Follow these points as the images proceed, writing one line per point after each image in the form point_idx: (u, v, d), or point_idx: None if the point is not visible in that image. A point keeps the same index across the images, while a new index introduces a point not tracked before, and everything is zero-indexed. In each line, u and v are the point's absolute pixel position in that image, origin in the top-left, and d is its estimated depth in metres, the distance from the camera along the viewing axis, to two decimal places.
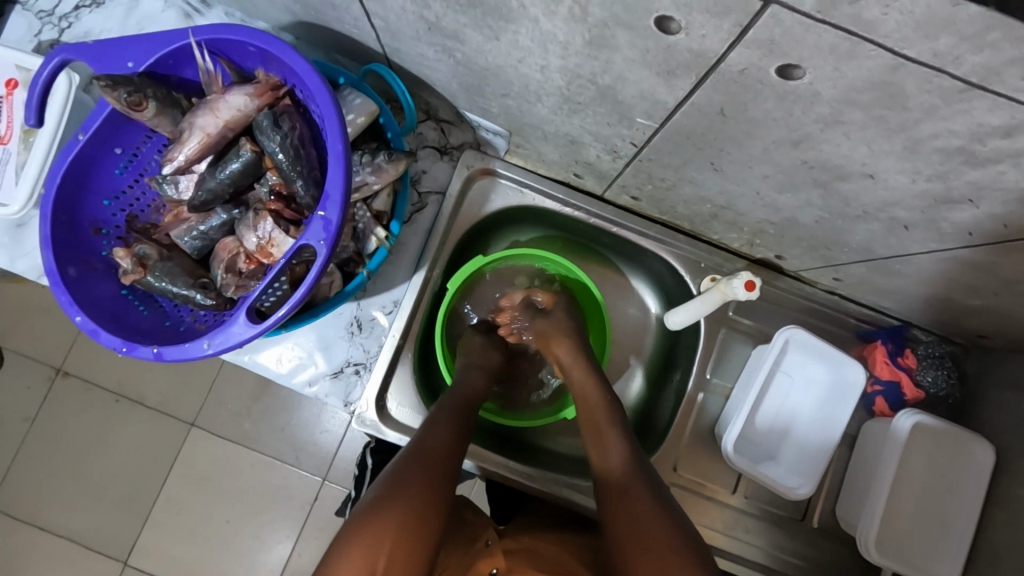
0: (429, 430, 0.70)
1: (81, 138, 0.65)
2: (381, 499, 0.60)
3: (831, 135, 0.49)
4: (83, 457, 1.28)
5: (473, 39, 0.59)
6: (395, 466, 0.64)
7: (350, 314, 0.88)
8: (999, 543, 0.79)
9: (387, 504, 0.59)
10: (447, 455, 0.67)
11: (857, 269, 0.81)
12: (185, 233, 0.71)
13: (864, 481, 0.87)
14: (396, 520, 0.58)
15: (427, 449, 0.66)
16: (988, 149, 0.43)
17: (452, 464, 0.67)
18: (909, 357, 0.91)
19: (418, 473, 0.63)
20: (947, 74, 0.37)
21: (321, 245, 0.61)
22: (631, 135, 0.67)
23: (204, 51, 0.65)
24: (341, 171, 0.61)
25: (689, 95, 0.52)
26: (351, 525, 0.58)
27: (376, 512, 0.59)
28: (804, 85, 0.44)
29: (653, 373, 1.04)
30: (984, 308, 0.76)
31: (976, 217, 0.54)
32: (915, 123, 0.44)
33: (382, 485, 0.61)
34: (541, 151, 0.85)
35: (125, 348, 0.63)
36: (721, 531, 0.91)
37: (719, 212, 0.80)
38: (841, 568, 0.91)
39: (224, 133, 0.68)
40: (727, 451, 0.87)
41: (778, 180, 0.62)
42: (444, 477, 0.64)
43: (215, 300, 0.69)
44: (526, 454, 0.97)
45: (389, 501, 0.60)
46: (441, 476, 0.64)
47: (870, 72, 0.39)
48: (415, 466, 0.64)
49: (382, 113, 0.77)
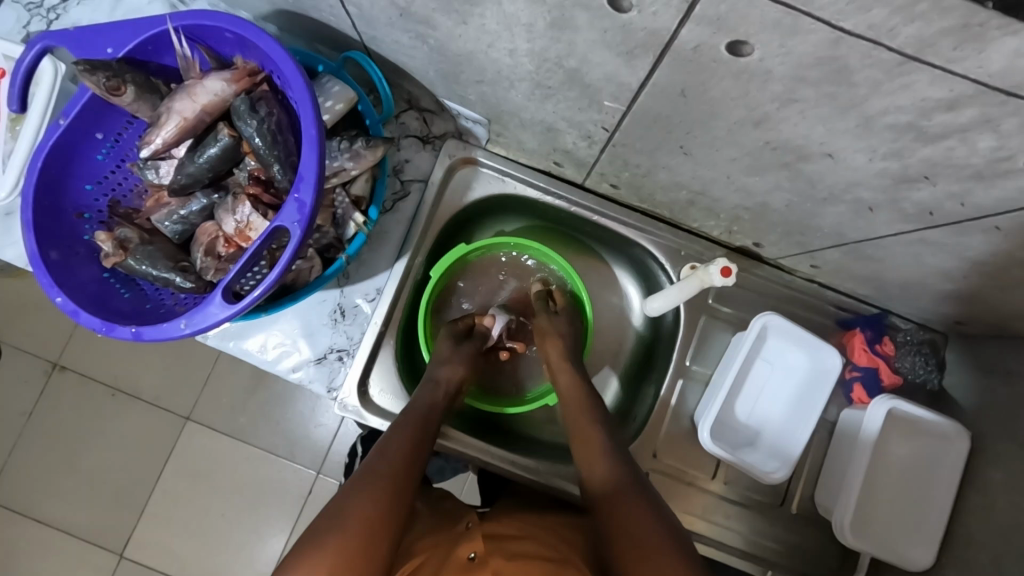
0: (384, 448, 0.68)
1: (62, 123, 0.66)
2: (326, 522, 0.57)
3: (787, 115, 0.50)
4: (79, 450, 1.29)
5: (442, 24, 0.60)
6: (345, 488, 0.62)
7: (333, 301, 0.90)
8: (973, 527, 0.79)
9: (333, 525, 0.57)
10: (402, 471, 0.66)
11: (833, 254, 0.81)
12: (166, 217, 0.73)
13: (842, 466, 0.88)
14: (341, 543, 0.55)
15: (377, 470, 0.64)
16: (935, 123, 0.44)
17: (407, 484, 0.65)
18: (887, 344, 0.92)
19: (368, 491, 0.61)
20: (885, 47, 0.38)
21: (295, 227, 0.63)
22: (602, 120, 0.68)
23: (182, 37, 0.66)
24: (314, 155, 0.62)
25: (651, 75, 0.53)
26: (294, 553, 0.55)
27: (323, 523, 0.57)
28: (755, 62, 0.45)
29: (636, 361, 1.04)
30: (956, 292, 0.77)
31: (936, 196, 0.55)
32: (863, 99, 0.44)
33: (329, 510, 0.59)
34: (520, 139, 0.86)
35: (105, 328, 0.64)
36: (701, 517, 0.92)
37: (695, 199, 0.81)
38: (821, 554, 0.91)
39: (201, 117, 0.69)
40: (706, 439, 0.87)
41: (747, 163, 0.64)
42: (400, 489, 0.63)
43: (194, 284, 0.70)
44: (510, 441, 0.99)
45: (338, 512, 0.58)
46: (392, 498, 0.62)
47: (813, 47, 0.41)
48: (363, 482, 0.62)
49: (360, 100, 0.78)
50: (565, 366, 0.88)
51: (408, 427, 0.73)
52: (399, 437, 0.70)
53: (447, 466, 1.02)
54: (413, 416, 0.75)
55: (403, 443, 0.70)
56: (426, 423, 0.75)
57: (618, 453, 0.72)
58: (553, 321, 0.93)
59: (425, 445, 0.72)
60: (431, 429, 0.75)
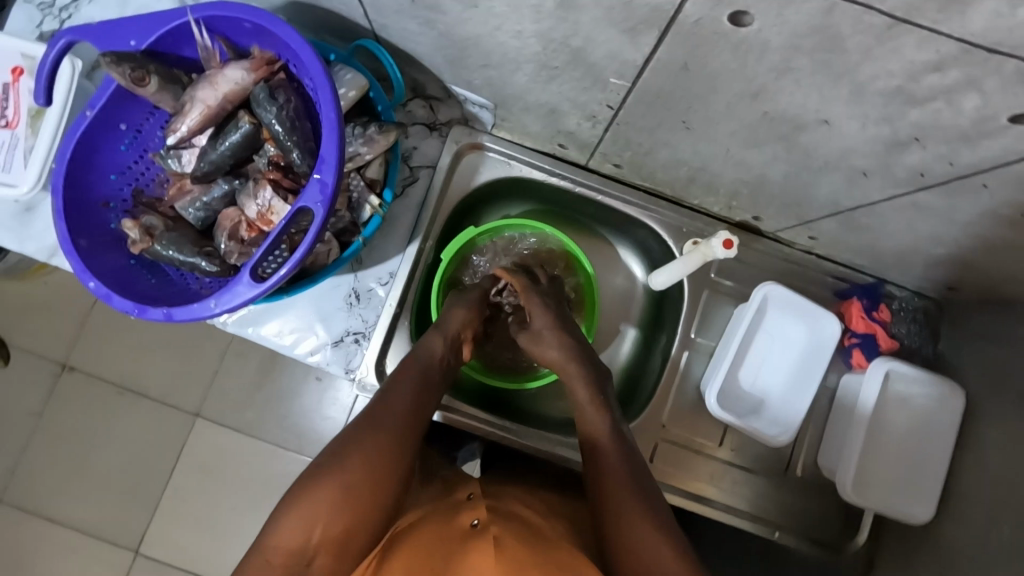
0: (390, 402, 0.74)
1: (88, 115, 0.69)
2: (326, 466, 0.66)
3: (784, 85, 0.54)
4: (91, 449, 1.32)
5: (452, 9, 0.63)
6: (345, 433, 0.70)
7: (348, 286, 0.92)
8: (969, 480, 0.83)
9: (332, 470, 0.65)
10: (400, 431, 0.72)
11: (828, 225, 0.85)
12: (190, 205, 0.75)
13: (842, 428, 0.92)
14: (337, 489, 0.64)
15: (381, 425, 0.71)
16: (922, 86, 0.48)
17: (405, 438, 0.71)
18: (884, 311, 0.96)
19: (368, 444, 0.68)
20: (874, 11, 0.41)
21: (318, 207, 0.66)
22: (606, 99, 0.71)
23: (202, 29, 0.69)
24: (334, 138, 0.65)
25: (654, 51, 0.56)
26: (294, 491, 0.65)
27: (323, 474, 0.65)
28: (753, 33, 0.48)
29: (642, 336, 1.07)
30: (946, 256, 0.80)
31: (926, 158, 0.58)
32: (855, 65, 0.48)
33: (330, 453, 0.68)
34: (525, 123, 0.89)
35: (136, 311, 0.67)
36: (709, 483, 0.95)
37: (696, 175, 0.84)
38: (825, 514, 0.95)
39: (223, 105, 0.71)
40: (713, 405, 0.92)
41: (744, 136, 0.67)
42: (396, 446, 0.70)
43: (219, 267, 0.73)
44: (522, 417, 1.02)
45: (337, 466, 0.66)
46: (390, 455, 0.69)
47: (809, 15, 0.44)
48: (364, 437, 0.69)
49: (372, 87, 0.80)
50: (570, 363, 0.85)
51: (410, 377, 0.78)
52: (401, 389, 0.76)
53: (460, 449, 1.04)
54: (417, 367, 0.79)
55: (406, 395, 0.75)
56: (431, 375, 0.80)
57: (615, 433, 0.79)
58: (535, 329, 0.90)
59: (427, 399, 0.77)
60: (434, 380, 0.80)
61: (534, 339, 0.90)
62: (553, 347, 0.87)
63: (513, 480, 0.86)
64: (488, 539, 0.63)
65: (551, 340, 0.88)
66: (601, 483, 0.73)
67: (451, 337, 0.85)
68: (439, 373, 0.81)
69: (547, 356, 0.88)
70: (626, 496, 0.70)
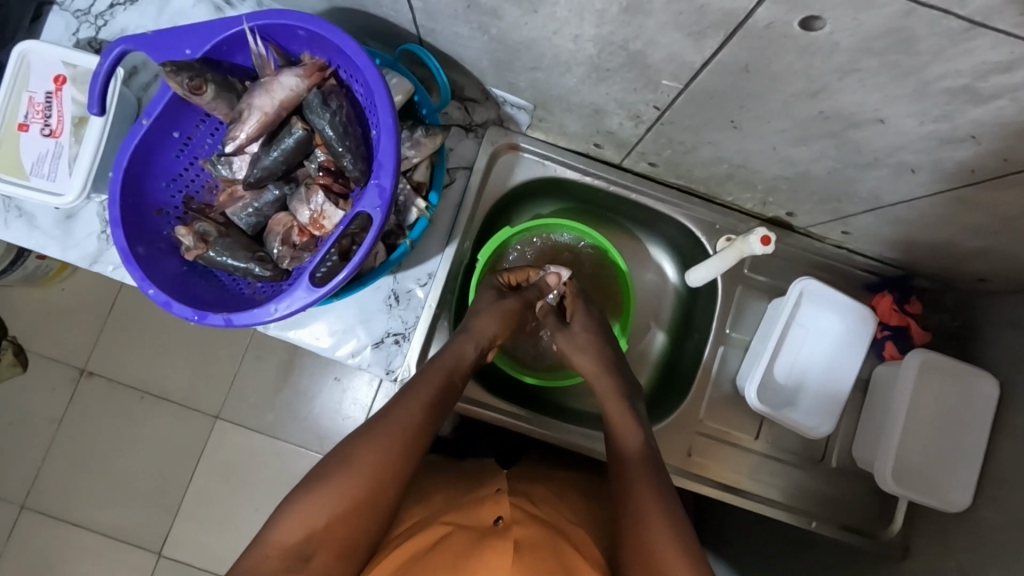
0: (402, 407, 0.74)
1: (145, 123, 0.70)
2: (333, 467, 0.68)
3: (848, 84, 0.55)
4: (115, 453, 1.33)
5: (510, 14, 0.64)
6: (355, 433, 0.72)
7: (387, 288, 0.93)
8: (1004, 467, 0.85)
9: (338, 472, 0.68)
10: (411, 434, 0.72)
11: (865, 219, 0.86)
12: (241, 211, 0.76)
13: (880, 419, 0.93)
14: (342, 490, 0.66)
15: (392, 427, 0.72)
16: (990, 85, 0.49)
17: (416, 443, 0.72)
18: (914, 304, 0.99)
19: (377, 448, 0.69)
20: (954, 15, 0.42)
21: (376, 212, 0.66)
22: (655, 100, 0.72)
23: (256, 37, 0.69)
24: (391, 143, 0.66)
25: (716, 54, 0.57)
26: (300, 489, 0.67)
27: (329, 475, 0.68)
28: (825, 36, 0.49)
29: (674, 332, 1.09)
30: (983, 250, 0.82)
31: (978, 154, 0.60)
32: (924, 65, 0.49)
33: (338, 453, 0.70)
34: (563, 123, 0.90)
35: (197, 317, 0.68)
36: (747, 476, 0.97)
37: (735, 172, 0.85)
38: (859, 504, 0.97)
39: (278, 112, 0.72)
40: (751, 398, 0.93)
41: (794, 134, 0.68)
42: (405, 449, 0.71)
43: (273, 272, 0.74)
44: (559, 413, 1.03)
45: (343, 468, 0.68)
46: (397, 458, 0.70)
47: (886, 18, 0.45)
48: (372, 438, 0.70)
49: (417, 91, 0.81)
50: (602, 374, 0.89)
51: (426, 383, 0.78)
52: (417, 394, 0.76)
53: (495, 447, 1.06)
54: (436, 371, 0.79)
55: (421, 400, 0.75)
56: (447, 379, 0.79)
57: (646, 440, 0.81)
58: (570, 337, 0.93)
59: (442, 405, 0.77)
60: (451, 385, 0.80)
61: (566, 343, 0.92)
62: (584, 351, 0.91)
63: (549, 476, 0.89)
64: (508, 542, 0.65)
65: (583, 349, 0.91)
66: (634, 492, 0.73)
67: (478, 339, 0.86)
68: (457, 378, 0.81)
69: (581, 363, 0.91)
70: (650, 502, 0.71)
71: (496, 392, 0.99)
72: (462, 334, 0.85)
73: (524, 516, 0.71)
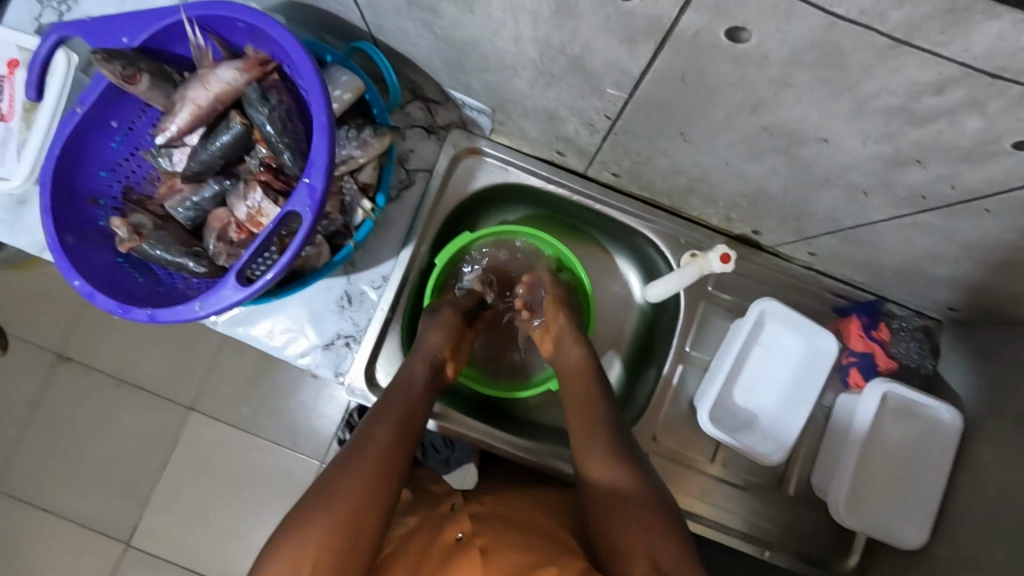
0: (374, 431, 0.71)
1: (79, 111, 0.68)
2: (315, 501, 0.62)
3: (784, 99, 0.52)
4: (85, 440, 1.29)
5: (449, 13, 0.63)
6: (331, 466, 0.67)
7: (340, 288, 0.91)
8: (964, 504, 0.81)
9: (321, 505, 0.62)
10: (388, 454, 0.69)
11: (828, 241, 0.83)
12: (179, 204, 0.75)
13: (835, 448, 0.90)
14: (327, 524, 0.61)
15: (366, 449, 0.68)
16: (924, 106, 0.46)
17: (394, 467, 0.68)
18: (883, 330, 0.93)
19: (357, 474, 0.65)
20: (875, 30, 0.40)
21: (306, 212, 0.65)
22: (604, 108, 0.69)
23: (195, 26, 0.68)
24: (324, 140, 0.64)
25: (652, 62, 0.55)
26: (281, 533, 0.61)
27: (308, 511, 0.62)
28: (752, 47, 0.47)
29: (638, 345, 1.06)
30: (947, 276, 0.78)
31: (927, 179, 0.57)
32: (854, 82, 0.46)
33: (318, 487, 0.64)
34: (523, 128, 0.88)
35: (120, 311, 0.66)
36: (700, 499, 0.94)
37: (695, 185, 0.83)
38: (816, 534, 0.93)
39: (214, 106, 0.70)
40: (704, 421, 0.90)
41: (745, 150, 0.65)
42: (383, 470, 0.67)
43: (207, 268, 0.72)
44: (513, 425, 1.00)
45: (321, 499, 0.63)
46: (377, 480, 0.66)
47: (808, 31, 0.42)
48: (349, 466, 0.66)
49: (368, 90, 0.80)
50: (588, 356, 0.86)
51: (396, 405, 0.75)
52: (388, 416, 0.73)
53: (453, 458, 1.04)
54: (402, 393, 0.77)
55: (393, 420, 0.73)
56: (415, 398, 0.78)
57: (629, 475, 0.70)
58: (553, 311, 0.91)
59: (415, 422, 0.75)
60: (420, 406, 0.78)
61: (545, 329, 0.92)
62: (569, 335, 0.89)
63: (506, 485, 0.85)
64: (475, 551, 0.63)
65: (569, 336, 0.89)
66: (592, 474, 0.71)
67: (427, 356, 0.84)
68: (424, 397, 0.79)
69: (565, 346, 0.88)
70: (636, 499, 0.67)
71: (448, 401, 0.97)
72: (410, 354, 0.84)
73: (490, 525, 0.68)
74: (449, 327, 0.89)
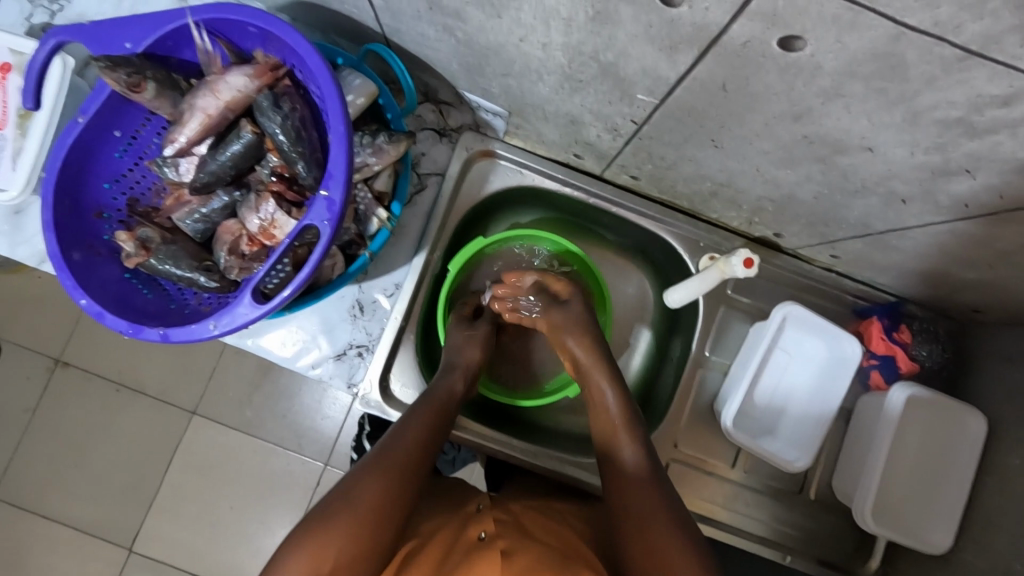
0: (399, 438, 0.69)
1: (81, 121, 0.65)
2: (333, 506, 0.60)
3: (831, 108, 0.50)
4: (84, 446, 1.26)
5: (473, 17, 0.60)
6: (354, 470, 0.64)
7: (352, 297, 0.88)
8: (990, 509, 0.81)
9: (340, 509, 0.60)
10: (413, 463, 0.67)
11: (854, 245, 0.81)
12: (187, 216, 0.72)
13: (860, 453, 0.89)
14: (346, 527, 0.58)
15: (391, 454, 0.66)
16: (985, 119, 0.45)
17: (414, 479, 0.66)
18: (904, 332, 0.92)
19: (378, 480, 0.63)
20: (947, 43, 0.38)
21: (324, 226, 0.62)
22: (632, 113, 0.67)
23: (202, 31, 0.65)
24: (343, 151, 0.61)
25: (691, 70, 0.53)
26: (299, 530, 0.58)
27: (328, 515, 0.59)
28: (806, 58, 0.44)
29: (655, 347, 1.04)
30: (976, 281, 0.77)
31: (974, 189, 0.55)
32: (913, 94, 0.45)
33: (337, 491, 0.62)
34: (541, 132, 0.85)
35: (131, 331, 0.64)
36: (721, 505, 0.93)
37: (719, 190, 0.80)
38: (836, 537, 0.93)
39: (224, 114, 0.68)
40: (728, 426, 0.88)
41: (779, 156, 0.63)
42: (406, 480, 0.65)
43: (219, 283, 0.70)
44: (527, 432, 0.98)
45: (343, 505, 0.60)
46: (401, 486, 0.64)
47: (872, 42, 0.40)
48: (372, 473, 0.63)
49: (382, 94, 0.77)
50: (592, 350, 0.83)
51: (423, 414, 0.73)
52: (414, 425, 0.71)
53: (459, 458, 1.01)
54: (428, 404, 0.75)
55: (418, 428, 0.71)
56: (442, 410, 0.76)
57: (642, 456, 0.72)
58: (564, 313, 0.88)
59: (439, 432, 0.73)
60: (445, 420, 0.76)
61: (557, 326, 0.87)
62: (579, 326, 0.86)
63: (533, 495, 0.83)
64: (497, 552, 0.62)
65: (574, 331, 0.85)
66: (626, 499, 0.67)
67: (465, 368, 0.84)
68: (450, 410, 0.77)
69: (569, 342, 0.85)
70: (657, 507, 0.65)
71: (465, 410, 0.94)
72: (447, 368, 0.82)
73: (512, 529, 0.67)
74: (478, 342, 0.88)
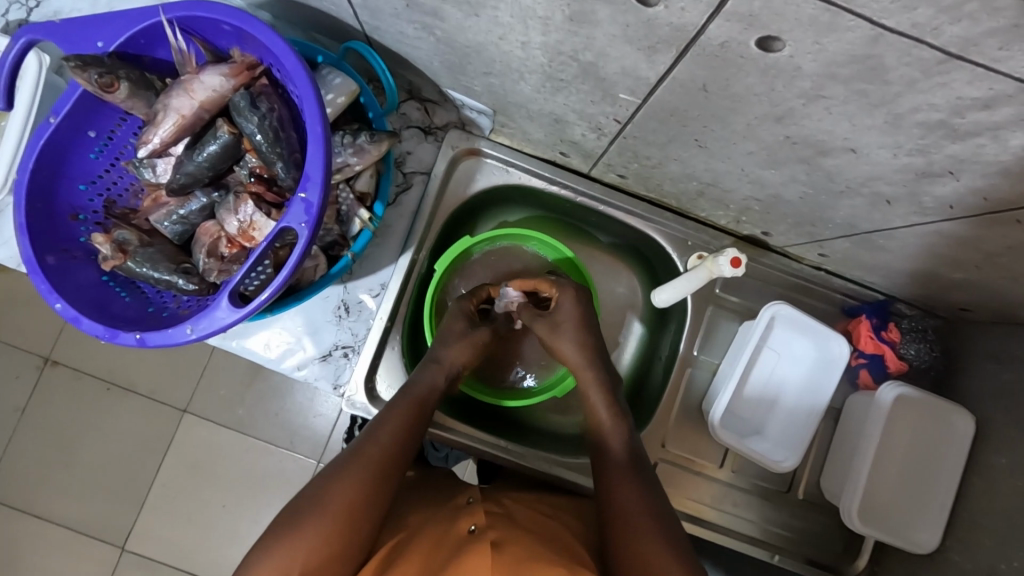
0: (372, 437, 0.67)
1: (53, 122, 0.64)
2: (302, 509, 0.59)
3: (813, 110, 0.49)
4: (75, 445, 1.25)
5: (451, 15, 0.58)
6: (326, 472, 0.63)
7: (337, 297, 0.87)
8: (977, 510, 0.80)
9: (310, 514, 0.59)
10: (386, 461, 0.66)
11: (842, 244, 0.81)
12: (166, 218, 0.71)
13: (848, 453, 0.89)
14: (316, 529, 0.57)
15: (364, 455, 0.65)
16: (968, 122, 0.44)
17: (388, 476, 0.65)
18: (893, 330, 0.92)
19: (350, 480, 0.62)
20: (926, 45, 0.37)
21: (303, 229, 0.61)
22: (615, 113, 0.66)
23: (176, 29, 0.64)
24: (320, 152, 0.60)
25: (671, 70, 0.52)
26: (272, 534, 0.58)
27: (299, 519, 0.58)
28: (785, 59, 0.44)
29: (645, 345, 1.03)
30: (962, 281, 0.76)
31: (959, 192, 0.55)
32: (894, 97, 0.44)
33: (306, 495, 0.61)
34: (526, 130, 0.84)
35: (107, 335, 0.63)
36: (710, 505, 0.92)
37: (706, 189, 0.79)
38: (824, 536, 0.93)
39: (200, 114, 0.67)
40: (715, 426, 0.88)
41: (765, 157, 0.62)
42: (380, 478, 0.64)
43: (197, 285, 0.69)
44: (515, 433, 0.97)
45: (314, 507, 0.59)
46: (374, 484, 0.63)
47: (850, 45, 0.40)
48: (343, 474, 0.62)
49: (363, 93, 0.76)
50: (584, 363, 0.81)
51: (398, 411, 0.72)
52: (387, 424, 0.69)
53: (452, 453, 0.99)
54: (400, 402, 0.73)
55: (392, 426, 0.69)
56: (419, 406, 0.74)
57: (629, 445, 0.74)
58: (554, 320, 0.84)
59: (415, 428, 0.71)
60: (421, 415, 0.74)
61: (551, 331, 0.83)
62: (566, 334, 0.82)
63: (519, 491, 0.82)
64: (485, 542, 0.61)
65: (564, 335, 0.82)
66: (610, 493, 0.68)
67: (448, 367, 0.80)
68: (428, 405, 0.75)
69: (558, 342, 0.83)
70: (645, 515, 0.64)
71: (452, 411, 0.93)
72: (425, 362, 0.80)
73: (501, 522, 0.66)
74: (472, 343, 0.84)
